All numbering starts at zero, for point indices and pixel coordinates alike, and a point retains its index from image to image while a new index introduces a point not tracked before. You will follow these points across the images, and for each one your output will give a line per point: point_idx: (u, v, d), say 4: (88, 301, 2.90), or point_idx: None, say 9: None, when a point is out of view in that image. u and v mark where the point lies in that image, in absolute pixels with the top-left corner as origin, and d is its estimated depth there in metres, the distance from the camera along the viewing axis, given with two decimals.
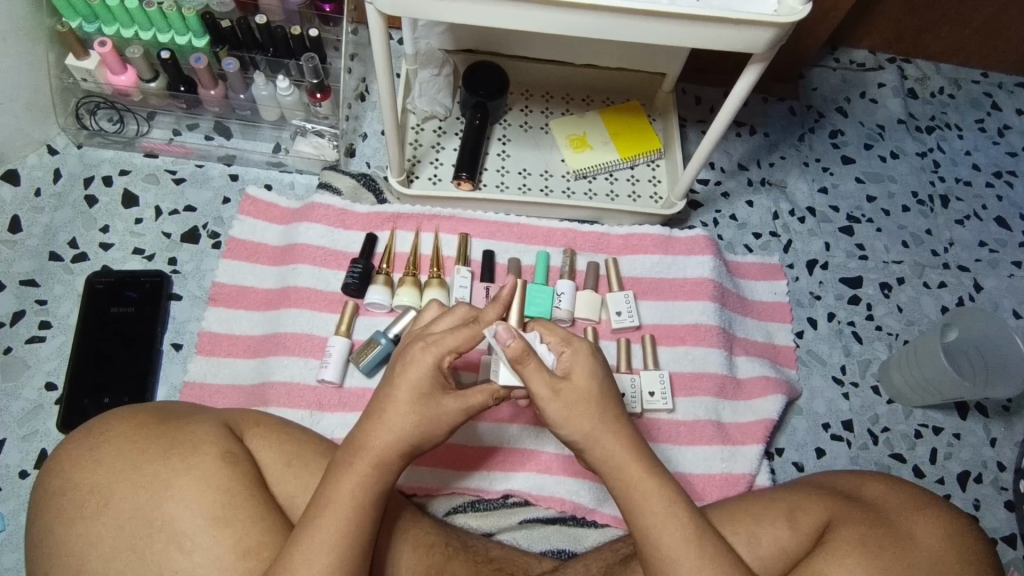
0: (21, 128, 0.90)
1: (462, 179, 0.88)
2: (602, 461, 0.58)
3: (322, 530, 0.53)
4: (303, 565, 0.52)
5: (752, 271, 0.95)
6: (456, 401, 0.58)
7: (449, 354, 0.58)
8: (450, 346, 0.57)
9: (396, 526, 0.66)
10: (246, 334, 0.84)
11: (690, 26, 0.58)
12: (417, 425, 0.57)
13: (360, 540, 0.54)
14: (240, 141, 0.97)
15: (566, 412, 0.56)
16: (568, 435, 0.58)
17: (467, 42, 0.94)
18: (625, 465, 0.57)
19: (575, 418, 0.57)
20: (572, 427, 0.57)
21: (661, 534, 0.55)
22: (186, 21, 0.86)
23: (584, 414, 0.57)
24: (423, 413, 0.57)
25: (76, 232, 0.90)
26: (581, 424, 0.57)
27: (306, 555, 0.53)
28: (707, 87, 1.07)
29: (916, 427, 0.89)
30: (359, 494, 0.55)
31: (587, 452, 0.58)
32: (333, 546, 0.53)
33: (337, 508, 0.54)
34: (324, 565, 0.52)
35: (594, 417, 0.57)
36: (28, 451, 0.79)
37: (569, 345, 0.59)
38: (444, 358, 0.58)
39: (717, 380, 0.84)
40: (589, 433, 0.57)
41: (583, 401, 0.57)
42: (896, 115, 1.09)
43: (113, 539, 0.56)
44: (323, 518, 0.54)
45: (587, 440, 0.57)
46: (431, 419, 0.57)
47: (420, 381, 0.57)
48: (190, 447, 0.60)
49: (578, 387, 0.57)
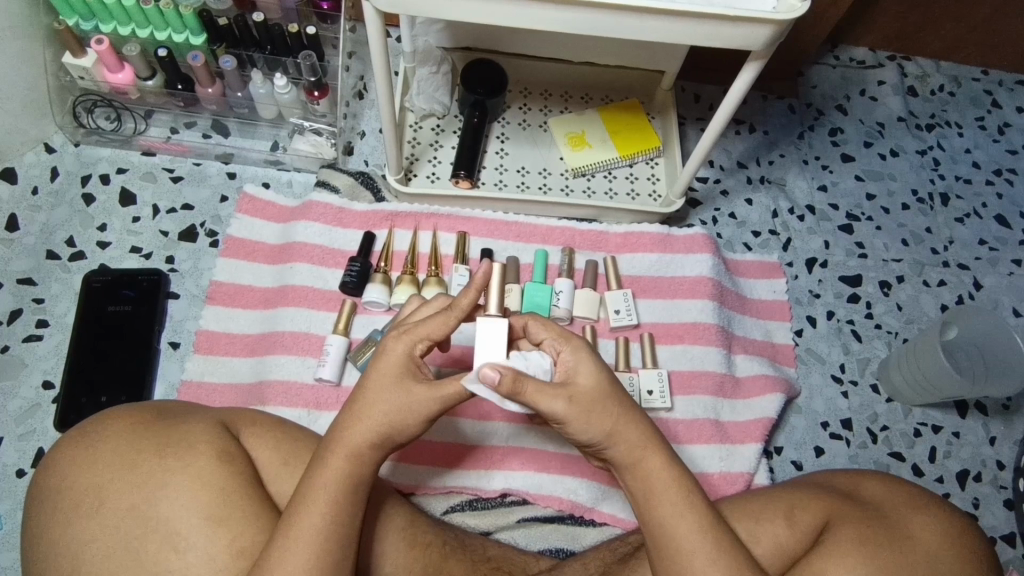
0: (18, 127, 0.90)
1: (460, 177, 0.88)
2: (623, 454, 0.57)
3: (299, 525, 0.53)
4: (283, 562, 0.52)
5: (751, 270, 0.94)
6: (427, 389, 0.56)
7: (422, 342, 0.57)
8: (423, 334, 0.57)
9: (390, 521, 0.66)
10: (244, 333, 0.84)
11: (690, 23, 0.58)
12: (389, 414, 0.56)
13: (342, 535, 0.54)
14: (238, 139, 0.97)
15: (584, 416, 0.54)
16: (586, 438, 0.56)
17: (466, 39, 0.94)
18: (645, 456, 0.57)
19: (594, 418, 0.55)
20: (590, 428, 0.55)
21: (678, 525, 0.55)
22: (184, 19, 0.86)
23: (604, 412, 0.55)
24: (391, 402, 0.56)
25: (74, 231, 0.90)
26: (601, 422, 0.55)
27: (283, 552, 0.53)
28: (707, 85, 1.07)
29: (916, 426, 0.89)
30: (334, 488, 0.55)
31: (609, 448, 0.57)
32: (311, 540, 0.53)
33: (314, 502, 0.54)
34: (303, 561, 0.52)
35: (612, 413, 0.56)
36: (25, 450, 0.79)
37: (566, 343, 0.56)
38: (416, 347, 0.57)
39: (716, 379, 0.84)
40: (610, 429, 0.56)
41: (597, 401, 0.55)
42: (896, 113, 1.08)
43: (109, 538, 0.56)
44: (301, 514, 0.54)
45: (609, 436, 0.56)
46: (402, 408, 0.56)
47: (393, 370, 0.57)
48: (186, 446, 0.60)
49: (586, 389, 0.55)
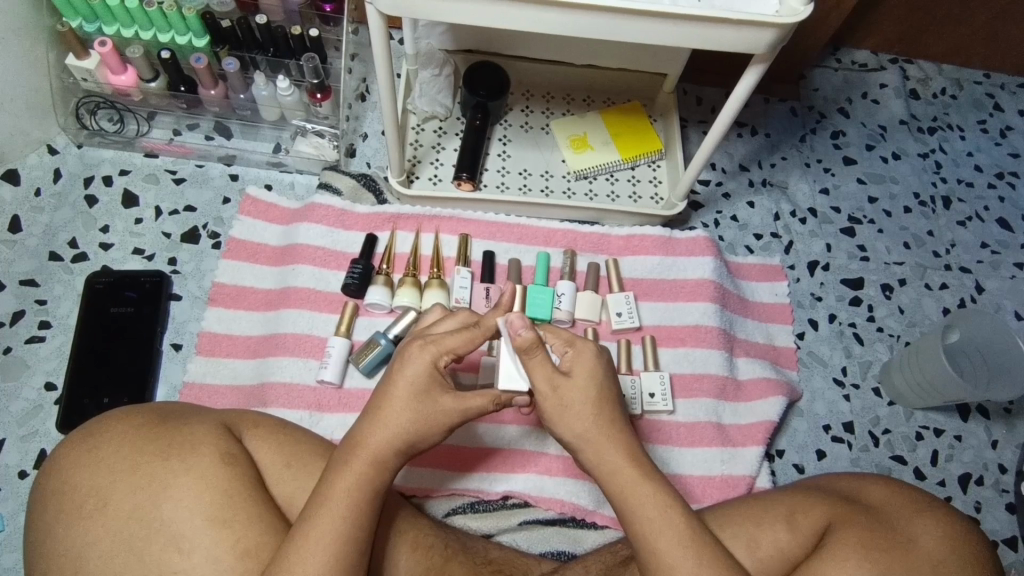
0: (20, 128, 0.90)
1: (463, 179, 0.89)
2: (597, 463, 0.58)
3: (319, 528, 0.53)
4: (300, 564, 0.52)
5: (753, 272, 0.94)
6: (454, 401, 0.57)
7: (447, 355, 0.58)
8: (448, 347, 0.58)
9: (394, 540, 0.65)
10: (246, 334, 0.84)
11: (692, 27, 0.58)
12: (414, 423, 0.56)
13: (361, 536, 0.54)
14: (240, 141, 0.97)
15: (559, 409, 0.57)
16: (562, 434, 0.58)
17: (467, 42, 0.94)
18: (615, 470, 0.57)
19: (571, 415, 0.57)
20: (566, 425, 0.58)
21: (658, 539, 0.55)
22: (187, 21, 0.86)
23: (577, 414, 0.57)
24: (419, 411, 0.57)
25: (76, 232, 0.90)
26: (576, 422, 0.57)
27: (302, 555, 0.52)
28: (708, 88, 1.07)
29: (918, 429, 0.89)
30: (355, 493, 0.55)
31: (580, 453, 0.59)
32: (331, 544, 0.53)
33: (337, 503, 0.54)
34: (323, 562, 0.52)
35: (591, 417, 0.58)
36: (27, 451, 0.79)
37: (572, 345, 0.59)
38: (441, 359, 0.58)
39: (718, 382, 0.84)
40: (582, 433, 0.58)
41: (580, 401, 0.57)
42: (898, 116, 1.08)
43: (113, 538, 0.56)
44: (320, 517, 0.54)
45: (580, 440, 0.58)
46: (425, 416, 0.57)
47: (419, 381, 0.57)
48: (189, 447, 0.60)
49: (575, 386, 0.57)
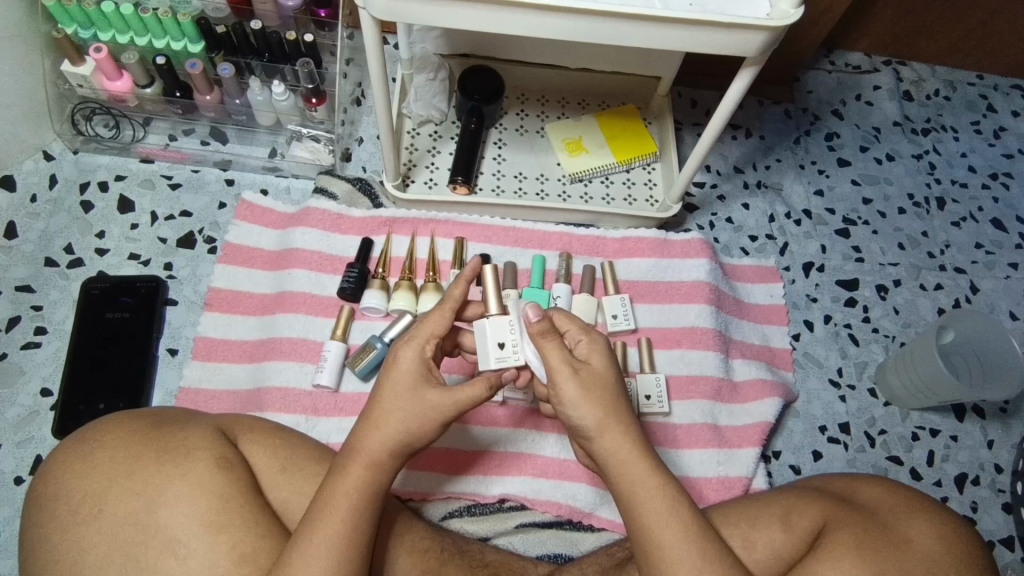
0: (17, 134, 0.90)
1: (458, 182, 0.89)
2: (612, 454, 0.57)
3: (321, 533, 0.53)
4: (304, 566, 0.52)
5: (748, 274, 0.95)
6: (442, 394, 0.57)
7: (429, 342, 0.59)
8: (426, 334, 0.59)
9: (393, 542, 0.65)
10: (242, 338, 0.84)
11: (684, 31, 0.58)
12: (410, 424, 0.56)
13: (363, 538, 0.54)
14: (237, 146, 0.97)
15: (581, 393, 0.57)
16: (578, 421, 0.57)
17: (462, 47, 0.95)
18: (631, 460, 0.57)
19: (591, 401, 0.57)
20: (585, 411, 0.57)
21: (662, 534, 0.55)
22: (182, 26, 0.86)
23: (598, 399, 0.57)
24: (411, 410, 0.56)
25: (73, 237, 0.90)
26: (594, 409, 0.57)
27: (305, 559, 0.52)
28: (702, 91, 1.07)
29: (913, 430, 0.89)
30: (357, 497, 0.55)
31: (596, 442, 0.58)
32: (334, 548, 0.53)
33: (338, 507, 0.54)
34: (326, 565, 0.52)
35: (607, 404, 0.57)
36: (22, 457, 0.79)
37: (587, 333, 0.60)
38: (426, 349, 0.59)
39: (713, 384, 0.84)
40: (599, 421, 0.57)
41: (599, 388, 0.58)
42: (892, 117, 1.09)
43: (108, 542, 0.56)
44: (321, 522, 0.54)
45: (598, 428, 0.57)
46: (419, 416, 0.56)
47: (408, 377, 0.57)
48: (184, 451, 0.60)
49: (595, 373, 0.58)
